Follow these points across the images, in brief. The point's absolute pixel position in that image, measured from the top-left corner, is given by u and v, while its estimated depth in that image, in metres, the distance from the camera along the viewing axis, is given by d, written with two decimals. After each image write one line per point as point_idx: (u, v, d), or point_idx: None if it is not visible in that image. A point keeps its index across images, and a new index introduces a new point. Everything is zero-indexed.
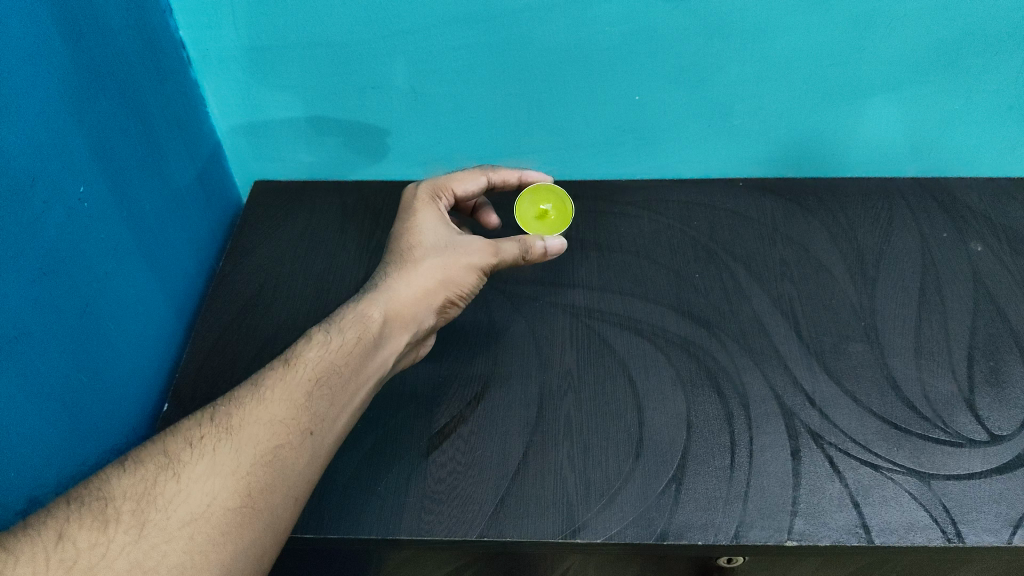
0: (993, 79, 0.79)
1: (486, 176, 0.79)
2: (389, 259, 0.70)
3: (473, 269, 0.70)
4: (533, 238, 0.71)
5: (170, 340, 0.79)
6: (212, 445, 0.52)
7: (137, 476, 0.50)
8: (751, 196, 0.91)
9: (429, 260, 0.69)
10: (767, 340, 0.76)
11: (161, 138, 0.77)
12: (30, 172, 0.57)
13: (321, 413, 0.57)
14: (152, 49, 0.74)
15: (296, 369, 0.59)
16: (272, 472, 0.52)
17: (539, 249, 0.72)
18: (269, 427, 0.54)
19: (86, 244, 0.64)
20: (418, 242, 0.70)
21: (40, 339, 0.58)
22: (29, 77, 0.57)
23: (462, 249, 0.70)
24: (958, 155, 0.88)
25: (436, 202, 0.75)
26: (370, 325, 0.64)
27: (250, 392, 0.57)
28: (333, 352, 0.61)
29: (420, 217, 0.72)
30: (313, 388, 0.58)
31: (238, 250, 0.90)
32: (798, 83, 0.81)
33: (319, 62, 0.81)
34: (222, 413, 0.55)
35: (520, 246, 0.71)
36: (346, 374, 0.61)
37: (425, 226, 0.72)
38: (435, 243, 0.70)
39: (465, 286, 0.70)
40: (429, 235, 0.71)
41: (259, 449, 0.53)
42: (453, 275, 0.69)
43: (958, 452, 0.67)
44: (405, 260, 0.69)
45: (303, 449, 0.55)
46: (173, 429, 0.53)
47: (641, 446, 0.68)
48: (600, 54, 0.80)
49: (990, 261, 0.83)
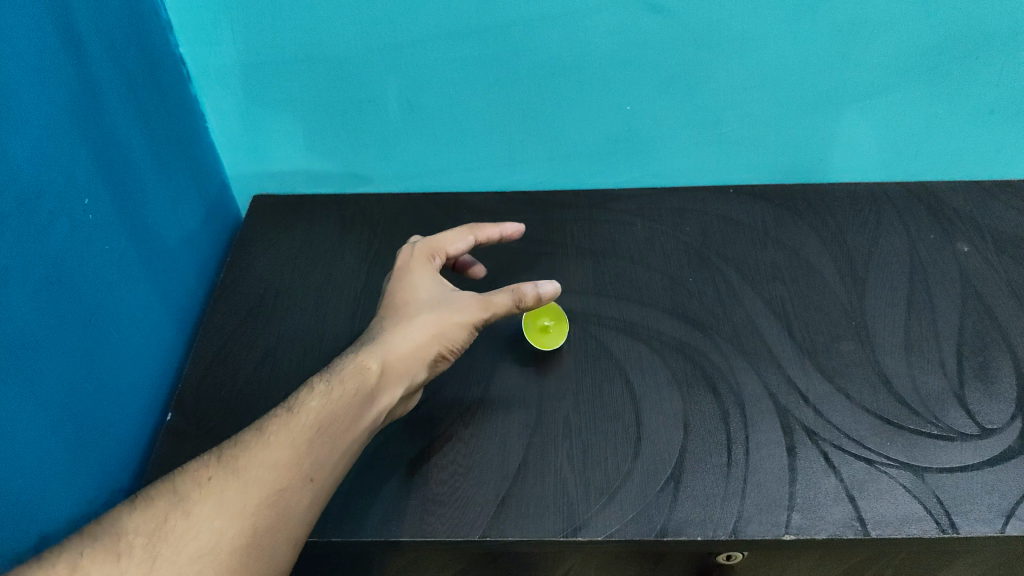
0: (974, 84, 0.82)
1: (474, 234, 0.79)
2: (383, 313, 0.70)
3: (465, 325, 0.70)
4: (525, 285, 0.73)
5: (171, 360, 0.80)
6: (220, 485, 0.53)
7: (148, 513, 0.50)
8: (742, 203, 0.93)
9: (423, 316, 0.69)
10: (761, 340, 0.78)
11: (162, 155, 0.78)
12: (36, 184, 0.59)
13: (321, 462, 0.58)
14: (152, 67, 0.76)
15: (299, 417, 0.59)
16: (276, 515, 0.53)
17: (532, 295, 0.72)
18: (274, 471, 0.55)
19: (90, 259, 0.65)
20: (413, 297, 0.71)
21: (46, 355, 0.59)
22: (37, 91, 0.59)
23: (455, 305, 0.71)
24: (941, 159, 0.91)
25: (430, 263, 0.75)
26: (368, 376, 0.64)
27: (254, 436, 0.57)
28: (334, 401, 0.61)
29: (412, 273, 0.73)
30: (315, 436, 0.59)
31: (238, 264, 0.91)
32: (785, 90, 0.83)
33: (316, 77, 0.83)
34: (228, 454, 0.55)
35: (511, 295, 0.72)
36: (345, 425, 0.61)
37: (418, 282, 0.73)
38: (428, 298, 0.71)
39: (455, 341, 0.71)
40: (422, 290, 0.72)
41: (265, 491, 0.54)
42: (446, 330, 0.69)
43: (950, 446, 0.68)
44: (401, 313, 0.69)
45: (303, 495, 0.56)
46: (180, 469, 0.54)
47: (639, 444, 0.69)
48: (591, 65, 0.82)
49: (977, 261, 0.85)
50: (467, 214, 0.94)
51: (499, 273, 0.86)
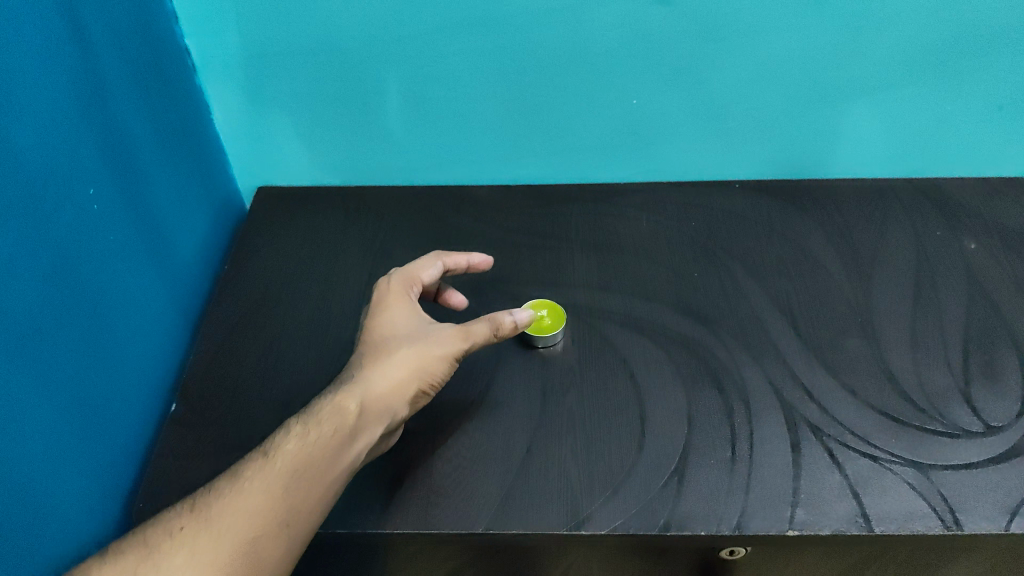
0: (983, 80, 0.81)
1: (442, 260, 0.78)
2: (362, 350, 0.68)
3: (446, 359, 0.68)
4: (502, 314, 0.71)
5: (174, 351, 0.79)
6: (192, 536, 0.52)
7: (119, 568, 0.51)
8: (747, 198, 0.93)
9: (402, 351, 0.67)
10: (765, 335, 0.77)
11: (167, 146, 0.78)
12: (41, 173, 0.59)
13: (297, 509, 0.57)
14: (156, 57, 0.76)
15: (274, 462, 0.58)
16: (247, 566, 0.52)
17: (510, 324, 0.71)
18: (246, 520, 0.54)
19: (95, 249, 0.65)
20: (391, 331, 0.69)
21: (52, 343, 0.59)
22: (42, 79, 0.59)
23: (435, 337, 0.68)
24: (949, 155, 0.90)
25: (409, 294, 0.73)
26: (346, 417, 0.62)
27: (228, 485, 0.56)
28: (310, 445, 0.60)
29: (391, 307, 0.71)
30: (290, 482, 0.57)
31: (242, 255, 0.90)
32: (792, 85, 0.83)
33: (320, 68, 0.83)
34: (202, 504, 0.55)
35: (490, 324, 0.70)
36: (322, 469, 0.59)
37: (397, 315, 0.70)
38: (407, 332, 0.69)
39: (437, 375, 0.68)
40: (400, 324, 0.70)
41: (236, 541, 0.53)
42: (426, 365, 0.67)
43: (955, 443, 0.68)
44: (380, 349, 0.67)
45: (277, 544, 0.55)
46: (155, 522, 0.54)
47: (643, 438, 0.69)
48: (597, 58, 0.82)
49: (984, 258, 0.85)
50: (472, 207, 0.94)
51: (502, 266, 0.86)
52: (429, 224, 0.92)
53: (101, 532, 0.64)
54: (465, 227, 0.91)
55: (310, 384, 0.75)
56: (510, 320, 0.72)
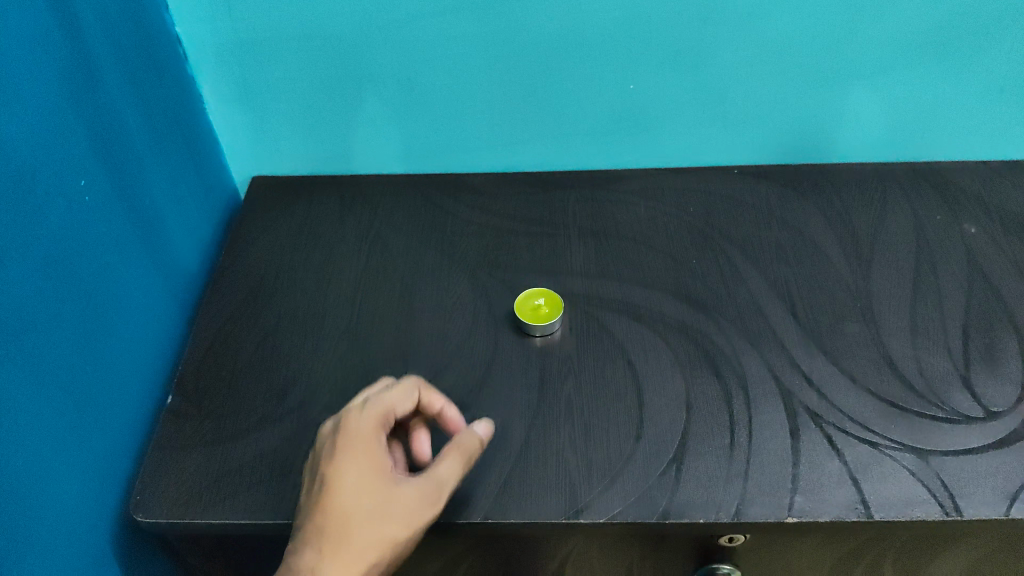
0: (984, 61, 0.81)
1: (418, 391, 0.66)
2: (311, 527, 0.56)
3: (415, 533, 0.57)
4: (465, 440, 0.63)
5: (170, 342, 0.78)
6: None
7: None
8: (746, 183, 0.92)
9: (361, 536, 0.55)
10: (764, 322, 0.77)
11: (160, 135, 0.77)
12: (31, 163, 0.58)
13: None
14: (147, 45, 0.75)
15: None
16: None
17: (471, 444, 0.63)
18: None
19: (88, 239, 0.65)
20: (347, 505, 0.56)
21: (45, 335, 0.59)
22: (33, 67, 0.58)
23: (401, 511, 0.56)
24: (948, 138, 0.90)
25: (373, 443, 0.60)
26: None
27: None
28: None
29: (346, 467, 0.57)
30: None
31: (238, 244, 0.89)
32: (791, 69, 0.83)
33: (314, 55, 0.82)
34: None
35: (456, 468, 0.61)
36: None
37: (354, 476, 0.57)
38: (367, 504, 0.56)
39: (405, 551, 0.57)
40: (359, 491, 0.56)
41: None
42: (392, 548, 0.56)
43: (954, 428, 0.68)
44: (334, 534, 0.55)
45: None
46: None
47: (642, 426, 0.68)
48: (594, 42, 0.81)
49: (984, 242, 0.84)
50: (468, 194, 0.93)
51: (500, 254, 0.85)
52: (426, 212, 0.91)
53: (98, 525, 0.64)
54: (461, 215, 0.90)
55: (306, 374, 0.74)
56: (470, 438, 0.64)
